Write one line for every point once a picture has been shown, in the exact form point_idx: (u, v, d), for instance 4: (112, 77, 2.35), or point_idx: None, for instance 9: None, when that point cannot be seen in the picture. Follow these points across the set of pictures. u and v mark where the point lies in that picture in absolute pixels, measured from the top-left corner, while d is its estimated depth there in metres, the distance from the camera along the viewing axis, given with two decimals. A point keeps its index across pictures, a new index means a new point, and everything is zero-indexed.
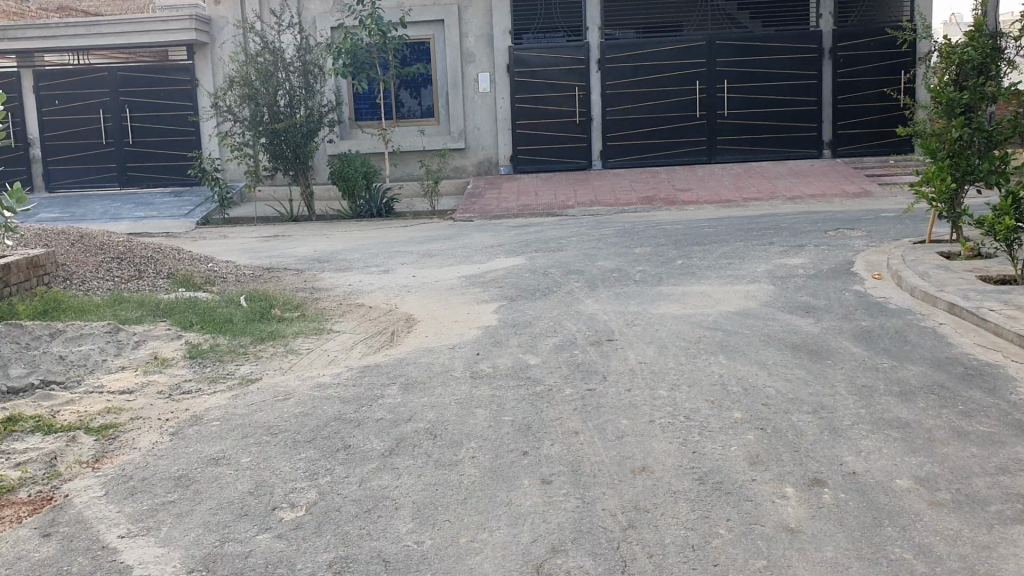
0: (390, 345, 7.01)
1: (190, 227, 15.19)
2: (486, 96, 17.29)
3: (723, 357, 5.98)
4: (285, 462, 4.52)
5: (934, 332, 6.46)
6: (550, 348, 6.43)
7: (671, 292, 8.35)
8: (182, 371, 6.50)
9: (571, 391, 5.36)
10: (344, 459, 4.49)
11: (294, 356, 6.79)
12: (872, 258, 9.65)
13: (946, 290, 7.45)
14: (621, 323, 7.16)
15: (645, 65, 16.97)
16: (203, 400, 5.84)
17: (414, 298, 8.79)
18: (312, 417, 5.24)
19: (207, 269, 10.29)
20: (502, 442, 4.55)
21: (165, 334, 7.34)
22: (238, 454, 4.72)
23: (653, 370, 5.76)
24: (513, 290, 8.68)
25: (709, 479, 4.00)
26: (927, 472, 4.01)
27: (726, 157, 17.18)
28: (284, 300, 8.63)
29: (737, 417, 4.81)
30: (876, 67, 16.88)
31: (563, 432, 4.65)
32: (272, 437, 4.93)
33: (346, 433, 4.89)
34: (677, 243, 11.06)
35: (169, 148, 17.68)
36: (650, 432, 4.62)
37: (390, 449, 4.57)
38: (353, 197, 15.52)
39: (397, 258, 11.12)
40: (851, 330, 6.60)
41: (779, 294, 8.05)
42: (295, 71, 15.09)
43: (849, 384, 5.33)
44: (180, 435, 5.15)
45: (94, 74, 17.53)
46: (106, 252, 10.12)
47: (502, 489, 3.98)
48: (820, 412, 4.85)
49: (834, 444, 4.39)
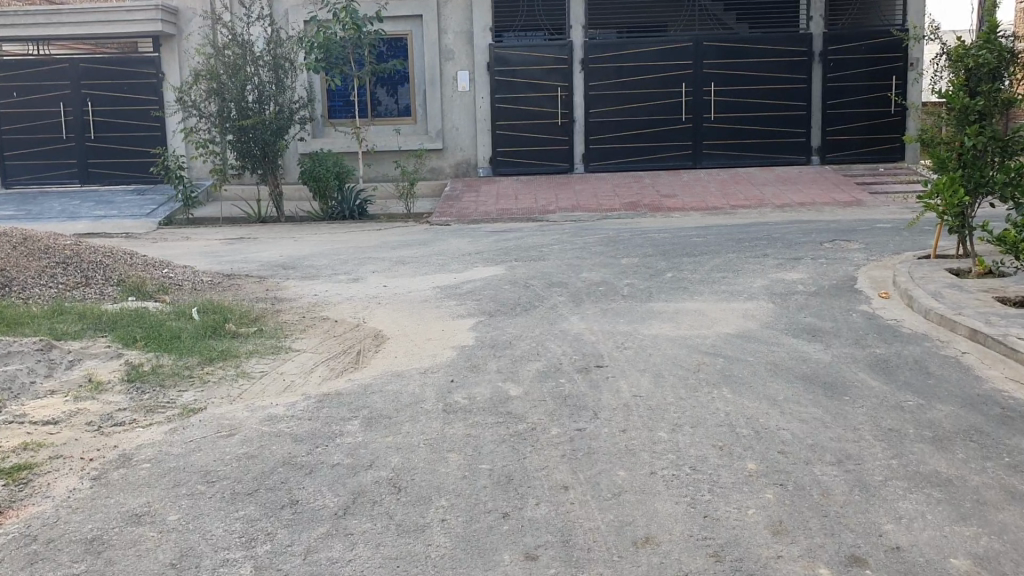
0: (355, 368, 6.31)
1: (151, 227, 14.39)
2: (464, 95, 16.55)
3: (727, 391, 5.30)
4: (219, 523, 3.81)
5: (958, 363, 5.83)
6: (533, 376, 5.74)
7: (663, 310, 7.67)
8: (116, 398, 5.75)
9: (557, 432, 4.67)
10: (290, 520, 3.78)
11: (245, 381, 6.05)
12: (875, 273, 9.04)
13: (965, 312, 6.84)
14: (610, 346, 6.47)
15: (630, 65, 16.32)
16: (135, 436, 5.10)
17: (385, 311, 8.08)
18: (256, 461, 4.51)
19: (162, 275, 9.53)
20: (478, 499, 3.87)
21: (104, 352, 6.59)
22: (167, 509, 4.00)
23: (650, 405, 5.07)
24: (492, 305, 7.99)
25: (726, 557, 3.34)
26: (985, 550, 3.37)
27: (712, 161, 16.57)
28: (240, 312, 7.87)
29: (750, 469, 4.13)
30: (867, 72, 16.34)
31: (549, 486, 3.97)
32: (208, 487, 4.22)
33: (295, 484, 4.18)
34: (666, 253, 10.40)
35: (132, 144, 16.85)
36: (652, 488, 3.94)
37: (345, 508, 3.87)
38: (325, 197, 14.78)
39: (368, 265, 10.40)
40: (866, 360, 5.95)
41: (781, 313, 7.40)
42: (265, 65, 14.31)
43: (874, 427, 4.67)
44: (102, 482, 4.41)
45: (54, 66, 16.61)
46: (51, 255, 9.31)
47: (478, 569, 3.31)
48: (847, 464, 4.18)
49: (869, 507, 3.73)
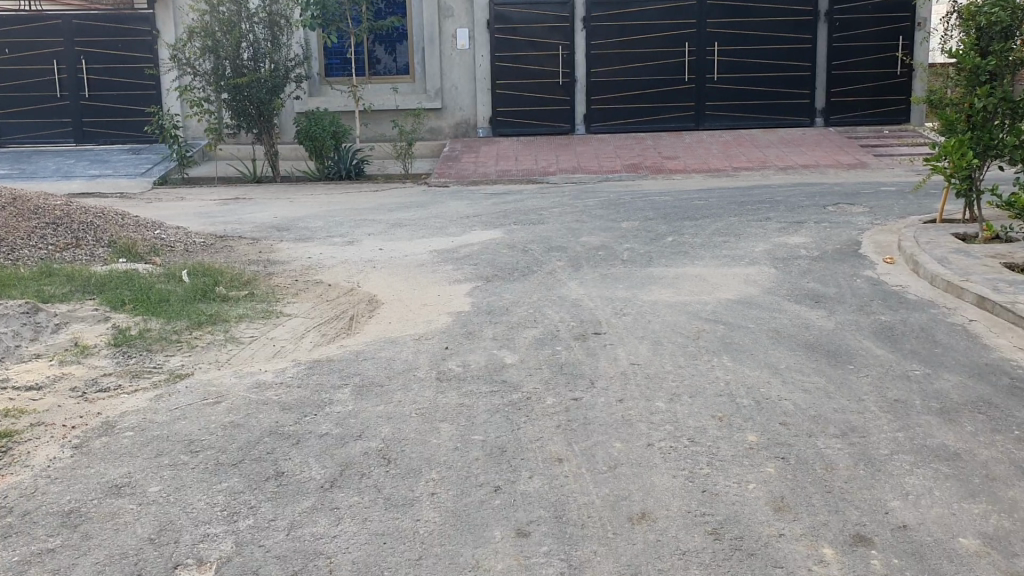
0: (347, 333, 6.16)
1: (146, 187, 14.16)
2: (464, 54, 16.25)
3: (727, 360, 5.16)
4: (201, 495, 3.68)
5: (965, 331, 5.69)
6: (529, 343, 5.59)
7: (664, 275, 7.51)
8: (102, 363, 5.60)
9: (553, 401, 4.54)
10: (274, 493, 3.65)
11: (234, 347, 5.91)
12: (879, 237, 8.87)
13: (972, 279, 6.68)
14: (608, 312, 6.32)
15: (632, 24, 16.02)
16: (121, 402, 4.96)
17: (380, 275, 7.92)
18: (242, 430, 4.38)
19: (154, 237, 9.35)
20: (469, 471, 3.74)
21: (90, 315, 6.44)
22: (147, 480, 3.87)
23: (648, 374, 4.93)
24: (489, 269, 7.82)
25: (725, 534, 3.22)
26: (995, 528, 3.25)
27: (715, 123, 16.31)
28: (231, 275, 7.70)
29: (750, 441, 4.00)
30: (874, 32, 15.99)
31: (543, 459, 3.84)
32: (191, 457, 4.09)
33: (280, 454, 4.05)
34: (667, 217, 10.21)
35: (126, 103, 16.55)
36: (649, 460, 3.81)
37: (332, 480, 3.74)
38: (321, 157, 14.54)
39: (363, 228, 10.23)
40: (871, 327, 5.80)
41: (783, 279, 7.24)
42: (260, 22, 14.01)
43: (878, 397, 4.54)
44: (84, 451, 4.28)
45: (46, 22, 16.28)
46: (40, 214, 9.11)
47: (467, 545, 3.19)
48: (851, 437, 4.05)
49: (874, 483, 3.61)
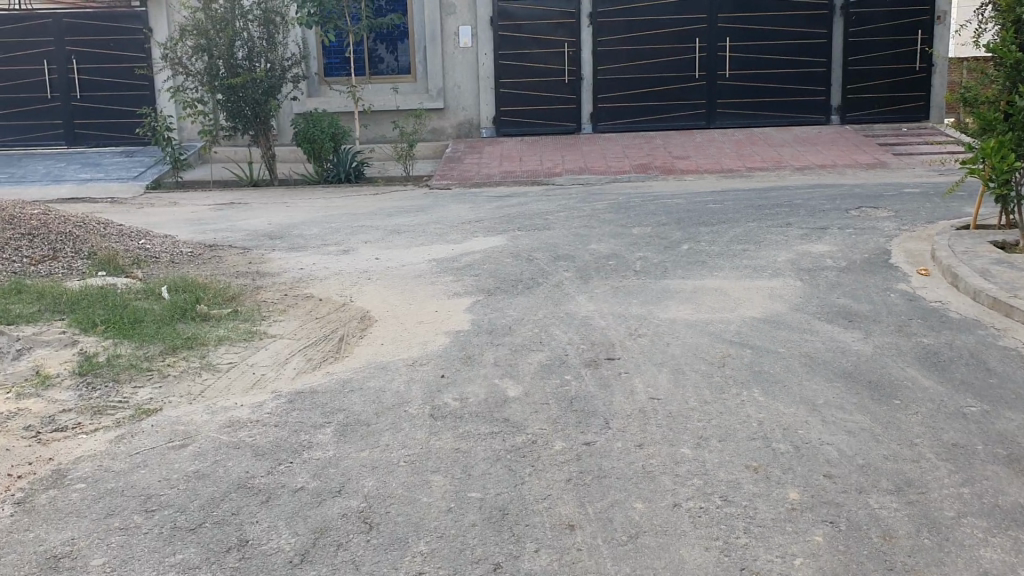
0: (335, 358, 5.60)
1: (137, 190, 13.62)
2: (466, 51, 15.66)
3: (758, 394, 4.58)
4: (149, 571, 3.16)
5: (1019, 357, 5.12)
6: (535, 372, 5.02)
7: (680, 288, 6.94)
8: (62, 396, 5.04)
9: (562, 447, 3.98)
10: (236, 569, 3.13)
11: (209, 376, 5.35)
12: (910, 245, 8.28)
13: (1020, 295, 6.10)
14: (622, 332, 5.75)
15: (641, 19, 15.43)
16: (76, 445, 4.41)
17: (375, 288, 7.34)
18: (208, 483, 3.84)
19: (138, 248, 8.80)
20: (464, 542, 3.20)
21: (56, 339, 5.87)
22: (92, 549, 3.34)
23: (671, 412, 4.36)
24: (493, 281, 7.28)
25: None
26: None
27: (726, 121, 15.73)
28: (214, 291, 7.12)
29: (792, 500, 3.43)
30: (891, 26, 15.39)
31: (552, 525, 3.29)
32: (146, 518, 3.55)
33: (247, 515, 3.51)
34: (680, 222, 9.62)
35: (118, 103, 15.98)
36: (676, 527, 3.26)
37: (305, 552, 3.20)
38: (320, 159, 14.00)
39: (360, 235, 9.68)
40: (913, 352, 5.23)
41: (811, 293, 6.67)
42: (255, 20, 13.38)
43: (935, 441, 3.98)
44: (25, 509, 3.73)
45: (37, 22, 15.73)
46: (16, 223, 8.54)
47: None
48: (908, 494, 3.49)
49: (942, 555, 3.07)
